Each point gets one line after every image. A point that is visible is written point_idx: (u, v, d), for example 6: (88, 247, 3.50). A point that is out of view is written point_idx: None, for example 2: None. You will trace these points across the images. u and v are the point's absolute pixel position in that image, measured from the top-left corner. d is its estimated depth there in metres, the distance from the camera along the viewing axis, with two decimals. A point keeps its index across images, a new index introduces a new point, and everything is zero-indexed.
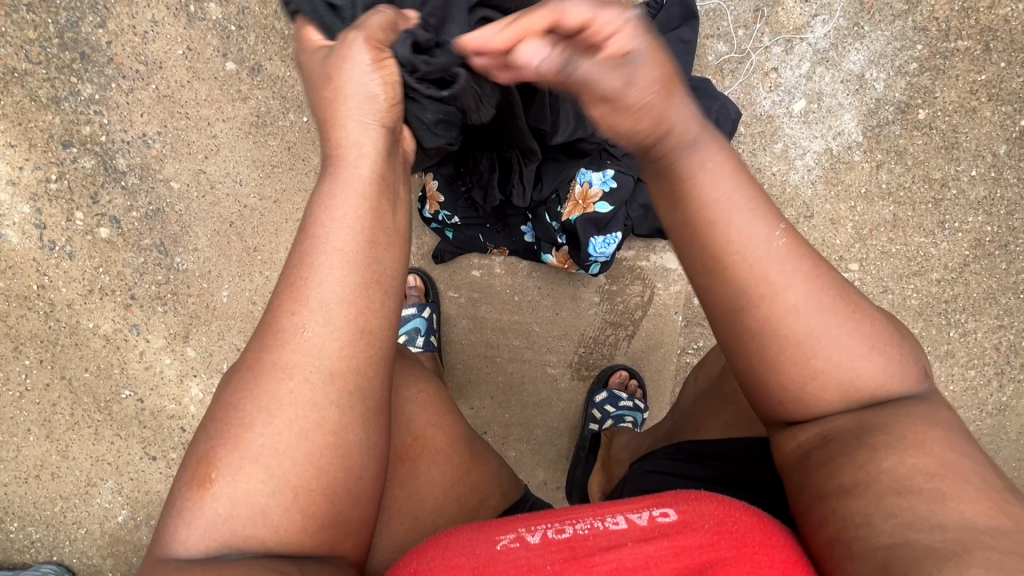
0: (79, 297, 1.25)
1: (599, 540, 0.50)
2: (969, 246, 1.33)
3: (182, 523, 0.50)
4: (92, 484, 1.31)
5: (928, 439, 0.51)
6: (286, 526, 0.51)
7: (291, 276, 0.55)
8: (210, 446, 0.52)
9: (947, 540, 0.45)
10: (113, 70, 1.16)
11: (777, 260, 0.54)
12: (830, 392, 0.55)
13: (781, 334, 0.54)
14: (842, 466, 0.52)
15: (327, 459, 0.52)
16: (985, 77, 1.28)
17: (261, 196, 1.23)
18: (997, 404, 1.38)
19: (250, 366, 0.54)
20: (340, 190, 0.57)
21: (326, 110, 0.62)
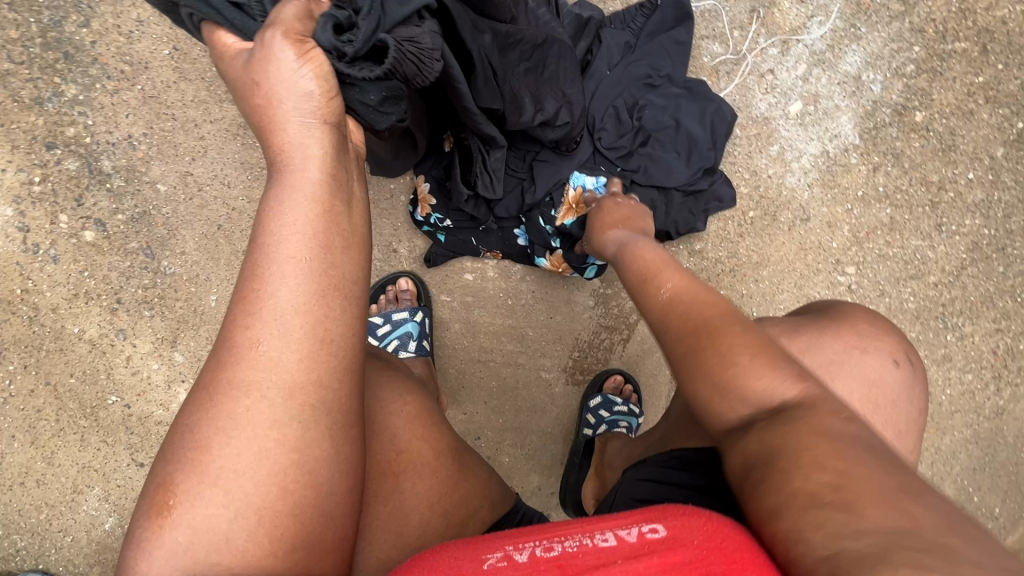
0: (64, 301, 1.22)
1: (588, 558, 0.48)
2: (966, 250, 1.32)
3: (143, 555, 0.48)
4: (78, 491, 1.29)
5: (822, 451, 0.50)
6: (253, 550, 0.49)
7: (245, 290, 0.54)
8: (168, 473, 0.50)
9: (869, 545, 0.42)
10: (98, 70, 1.14)
11: (673, 301, 0.70)
12: (726, 405, 0.60)
13: (674, 351, 0.66)
14: (762, 491, 0.52)
15: (292, 478, 0.51)
16: (982, 79, 1.27)
17: (250, 199, 1.20)
18: (994, 408, 1.37)
19: (206, 386, 0.52)
20: (288, 197, 0.56)
21: (263, 117, 0.60)
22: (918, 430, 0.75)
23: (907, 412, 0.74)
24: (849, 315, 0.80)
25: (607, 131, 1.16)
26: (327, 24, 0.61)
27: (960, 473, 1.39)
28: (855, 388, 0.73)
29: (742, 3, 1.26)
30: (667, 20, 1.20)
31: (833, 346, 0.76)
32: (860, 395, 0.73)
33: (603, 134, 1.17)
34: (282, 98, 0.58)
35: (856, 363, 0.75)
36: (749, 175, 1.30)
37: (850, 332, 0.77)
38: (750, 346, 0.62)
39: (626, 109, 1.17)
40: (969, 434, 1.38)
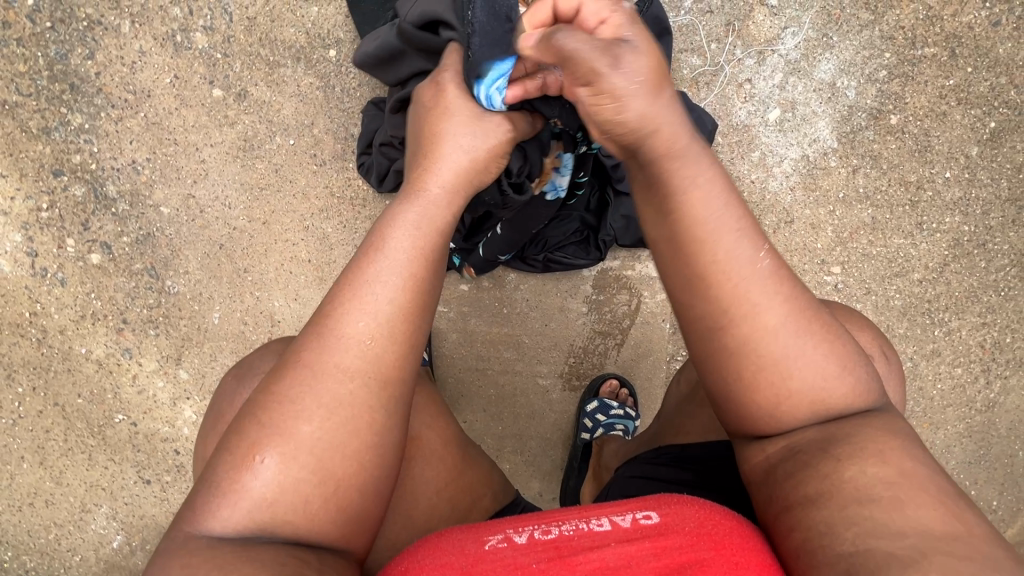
0: (72, 323, 1.26)
1: (583, 541, 0.51)
2: (947, 246, 1.36)
3: (226, 501, 0.51)
4: (87, 509, 1.31)
5: (887, 450, 0.54)
6: (321, 518, 0.53)
7: (357, 282, 0.58)
8: (260, 434, 0.53)
9: (906, 546, 0.48)
10: (103, 100, 1.19)
11: (759, 284, 0.58)
12: (782, 392, 0.59)
13: (758, 353, 0.58)
14: (809, 476, 0.55)
15: (367, 457, 0.55)
16: (953, 82, 1.32)
17: (250, 218, 1.24)
18: (986, 401, 1.40)
19: (309, 362, 0.56)
20: (421, 226, 0.63)
21: (436, 148, 0.71)
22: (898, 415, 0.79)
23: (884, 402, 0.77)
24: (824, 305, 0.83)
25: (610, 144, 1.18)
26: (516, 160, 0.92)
27: (954, 466, 1.41)
28: None
29: (718, 16, 1.31)
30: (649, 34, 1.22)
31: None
32: None
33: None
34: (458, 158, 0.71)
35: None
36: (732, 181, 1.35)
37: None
38: (830, 345, 0.59)
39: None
40: (962, 428, 1.40)
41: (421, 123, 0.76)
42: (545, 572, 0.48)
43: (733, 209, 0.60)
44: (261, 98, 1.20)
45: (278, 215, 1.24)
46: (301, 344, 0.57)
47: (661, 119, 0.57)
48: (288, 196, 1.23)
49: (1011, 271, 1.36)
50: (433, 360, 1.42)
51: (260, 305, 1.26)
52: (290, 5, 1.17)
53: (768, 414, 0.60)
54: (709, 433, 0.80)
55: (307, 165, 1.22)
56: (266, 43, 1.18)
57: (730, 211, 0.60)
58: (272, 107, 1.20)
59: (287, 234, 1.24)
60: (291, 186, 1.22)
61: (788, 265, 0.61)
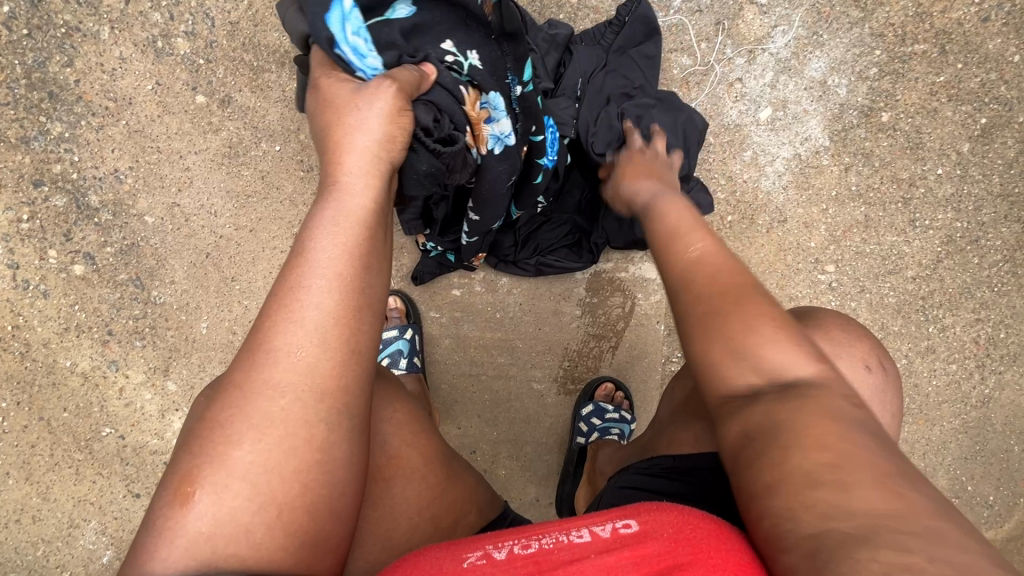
0: (55, 336, 1.24)
1: (563, 553, 0.49)
2: (940, 243, 1.36)
3: (164, 540, 0.49)
4: (75, 525, 1.29)
5: (828, 429, 0.50)
6: (268, 545, 0.51)
7: (283, 294, 0.58)
8: (194, 464, 0.52)
9: (857, 527, 0.43)
10: (83, 108, 1.16)
11: (696, 260, 0.69)
12: (721, 349, 0.60)
13: (692, 309, 0.65)
14: (757, 466, 0.51)
15: (313, 476, 0.54)
16: (943, 79, 1.31)
17: (237, 226, 1.21)
18: (980, 397, 1.39)
19: (239, 385, 0.55)
20: (341, 223, 0.62)
21: (339, 140, 0.69)
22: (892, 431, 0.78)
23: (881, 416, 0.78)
24: (822, 321, 0.83)
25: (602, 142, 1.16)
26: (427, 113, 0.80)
27: (952, 463, 1.41)
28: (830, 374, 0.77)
29: (707, 15, 1.30)
30: (637, 35, 1.23)
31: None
32: None
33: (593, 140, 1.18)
34: (369, 138, 0.69)
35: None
36: (725, 181, 1.34)
37: (824, 338, 0.79)
38: (767, 315, 0.61)
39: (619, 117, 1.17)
40: (958, 424, 1.40)
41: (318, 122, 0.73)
42: None
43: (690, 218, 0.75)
44: (246, 104, 1.17)
45: (265, 222, 1.21)
46: (230, 370, 0.57)
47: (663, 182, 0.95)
48: (276, 203, 1.21)
49: (1004, 267, 1.36)
50: (425, 366, 1.40)
51: (248, 313, 1.24)
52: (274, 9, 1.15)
53: (710, 376, 0.61)
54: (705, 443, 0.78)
55: (294, 173, 1.20)
56: (250, 48, 1.15)
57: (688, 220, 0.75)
58: (258, 113, 1.18)
59: (274, 242, 1.22)
60: (278, 193, 1.20)
61: (732, 254, 0.69)
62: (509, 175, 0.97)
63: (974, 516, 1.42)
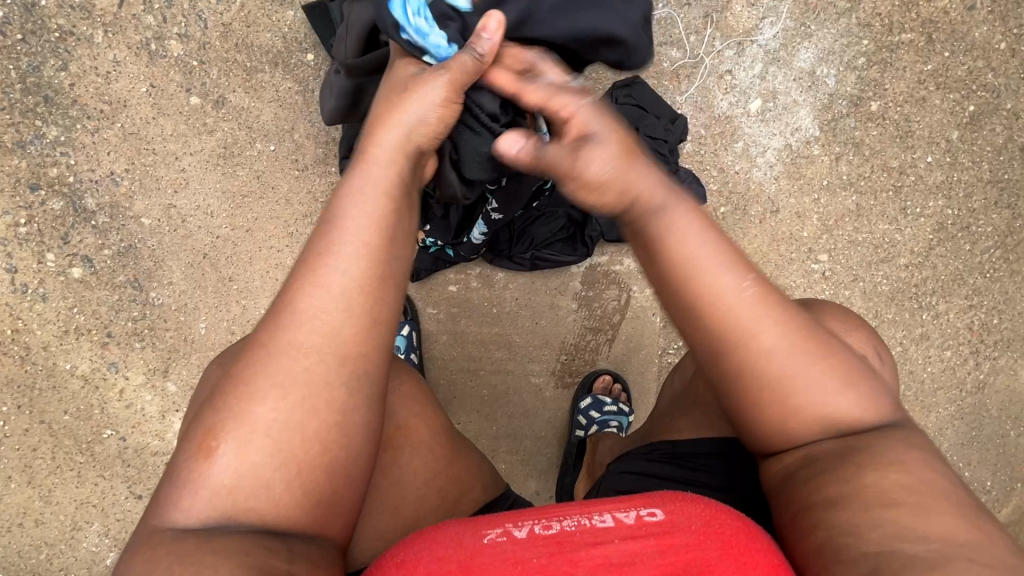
0: (55, 339, 1.24)
1: (586, 536, 0.49)
2: (932, 231, 1.37)
3: (186, 491, 0.51)
4: (78, 527, 1.30)
5: (907, 459, 0.55)
6: (285, 501, 0.52)
7: (310, 258, 0.58)
8: (218, 419, 0.53)
9: (931, 549, 0.48)
10: (78, 111, 1.16)
11: (747, 311, 0.60)
12: (796, 416, 0.60)
13: (754, 376, 0.60)
14: (828, 479, 0.56)
15: (331, 438, 0.54)
16: (931, 67, 1.32)
17: (233, 226, 1.22)
18: (975, 382, 1.41)
19: (265, 343, 0.56)
20: (370, 192, 0.62)
21: (379, 114, 0.71)
22: None
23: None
24: (821, 311, 0.84)
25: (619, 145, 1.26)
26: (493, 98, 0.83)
27: (948, 449, 1.42)
28: None
29: (696, 8, 1.31)
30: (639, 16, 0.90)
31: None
32: None
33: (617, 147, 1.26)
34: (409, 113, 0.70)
35: None
36: (717, 172, 1.35)
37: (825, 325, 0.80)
38: (825, 359, 0.60)
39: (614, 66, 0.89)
40: (953, 410, 1.41)
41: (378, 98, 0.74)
42: (545, 567, 0.46)
43: (715, 244, 0.62)
44: (240, 104, 1.18)
45: (262, 222, 1.22)
46: (256, 329, 0.57)
47: (636, 181, 0.64)
48: (271, 203, 1.22)
49: (995, 253, 1.37)
50: (423, 362, 1.41)
51: (247, 313, 1.24)
52: (265, 10, 1.16)
53: (777, 429, 0.60)
54: (702, 429, 0.80)
55: (288, 172, 1.21)
56: (243, 49, 1.16)
57: (713, 246, 0.62)
58: (252, 114, 1.19)
59: (272, 241, 1.22)
60: (274, 193, 1.21)
61: (772, 287, 0.62)
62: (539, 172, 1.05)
63: None
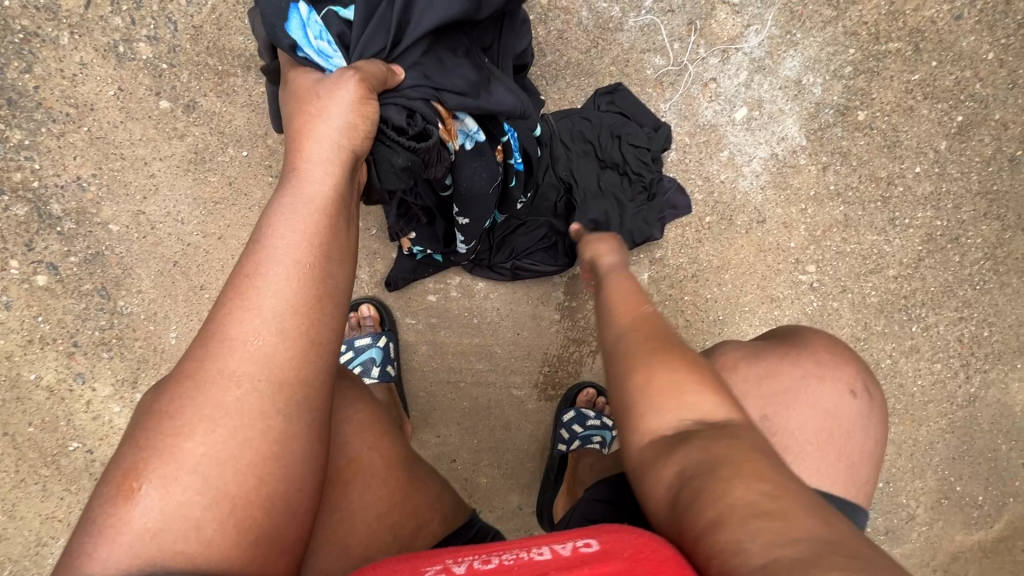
0: (19, 348, 1.21)
1: (522, 570, 0.45)
2: (920, 241, 1.35)
3: (103, 540, 0.45)
4: (43, 544, 1.25)
5: (766, 468, 0.49)
6: (220, 541, 0.47)
7: (238, 282, 0.56)
8: (139, 458, 0.48)
9: (802, 552, 0.40)
10: (43, 115, 1.13)
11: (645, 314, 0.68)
12: (671, 407, 0.56)
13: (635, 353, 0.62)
14: (703, 500, 0.47)
15: (269, 469, 0.51)
16: (918, 77, 1.31)
17: (205, 233, 1.19)
18: (966, 396, 1.38)
19: (191, 374, 0.52)
20: (302, 212, 0.60)
21: (302, 128, 0.66)
22: (880, 458, 0.78)
23: (866, 442, 0.76)
24: (809, 341, 0.82)
25: (608, 149, 1.26)
26: (399, 108, 0.74)
27: (940, 464, 1.39)
28: (809, 419, 0.76)
29: (680, 15, 1.29)
30: None
31: (790, 372, 0.78)
32: (813, 425, 0.76)
33: (603, 154, 1.26)
34: (328, 120, 0.66)
35: (811, 392, 0.77)
36: (702, 182, 1.32)
37: (809, 360, 0.79)
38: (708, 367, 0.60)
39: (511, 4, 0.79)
40: (944, 423, 1.38)
41: (287, 113, 0.70)
42: None
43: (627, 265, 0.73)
44: (211, 109, 1.15)
45: (234, 229, 1.19)
46: (182, 360, 0.54)
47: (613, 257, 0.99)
48: (244, 210, 1.19)
49: (984, 265, 1.35)
50: (401, 374, 1.37)
51: None
52: (238, 12, 1.12)
53: (645, 411, 0.57)
54: None
55: (261, 178, 1.17)
56: (214, 52, 1.13)
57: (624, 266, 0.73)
58: (223, 118, 1.15)
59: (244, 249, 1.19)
60: (246, 199, 1.18)
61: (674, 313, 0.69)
62: (488, 175, 0.90)
63: (964, 517, 1.40)
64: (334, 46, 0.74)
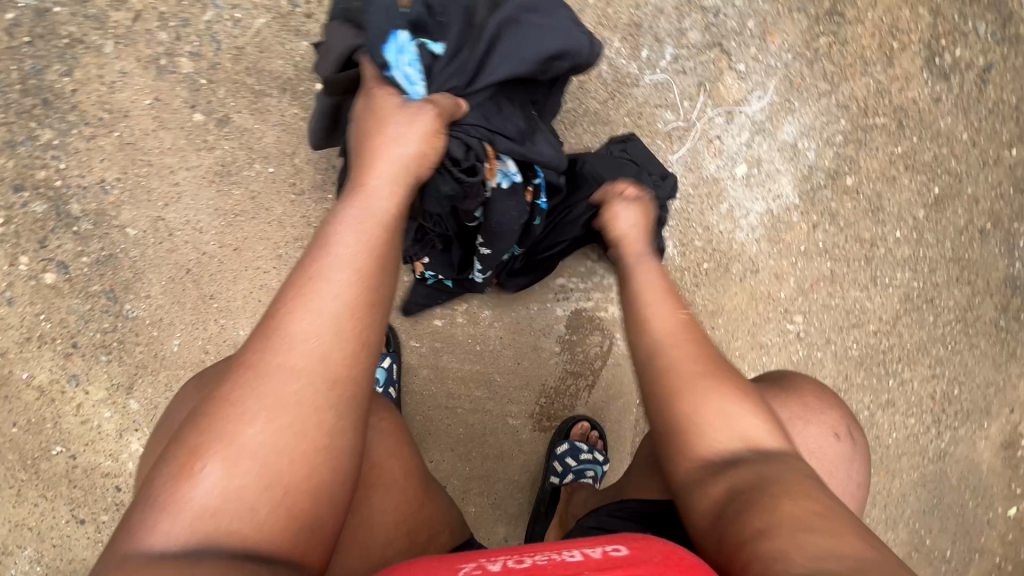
0: (15, 346, 1.19)
1: (556, 568, 0.47)
2: (899, 301, 1.44)
3: (166, 513, 0.48)
4: (7, 553, 1.21)
5: (810, 489, 0.56)
6: (270, 525, 0.50)
7: (300, 282, 0.59)
8: (202, 439, 0.51)
9: (847, 565, 0.46)
10: (76, 117, 1.15)
11: (668, 332, 0.73)
12: (720, 432, 0.63)
13: (677, 369, 0.69)
14: (752, 514, 0.54)
15: (319, 460, 0.53)
16: (901, 149, 1.43)
17: (221, 244, 1.20)
18: (937, 451, 1.45)
19: (252, 364, 0.55)
20: (364, 222, 0.64)
21: (370, 146, 0.72)
22: (859, 501, 0.84)
23: (845, 485, 0.82)
24: (799, 384, 0.87)
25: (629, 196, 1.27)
26: (461, 144, 0.81)
27: (911, 516, 1.45)
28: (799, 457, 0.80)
29: (691, 76, 1.39)
30: (583, 54, 0.87)
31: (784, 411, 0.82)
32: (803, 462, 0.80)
33: None
34: (397, 144, 0.72)
35: (800, 432, 0.81)
36: (702, 231, 1.40)
37: (798, 403, 0.84)
38: (743, 391, 0.67)
39: (569, 71, 0.90)
40: (916, 476, 1.45)
41: (356, 130, 0.76)
42: None
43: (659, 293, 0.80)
44: (244, 125, 1.18)
45: (250, 242, 1.21)
46: (243, 350, 0.57)
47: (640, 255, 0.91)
48: (263, 224, 1.21)
49: (956, 326, 1.45)
50: (400, 396, 1.38)
51: (224, 332, 1.21)
52: (281, 38, 1.18)
53: (696, 429, 0.64)
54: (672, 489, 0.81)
55: (285, 194, 1.20)
56: (254, 73, 1.17)
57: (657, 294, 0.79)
58: (254, 135, 1.19)
59: (258, 262, 1.21)
60: (266, 214, 1.20)
61: (699, 329, 0.74)
62: (518, 214, 0.95)
63: (932, 570, 1.45)
64: (419, 76, 0.79)
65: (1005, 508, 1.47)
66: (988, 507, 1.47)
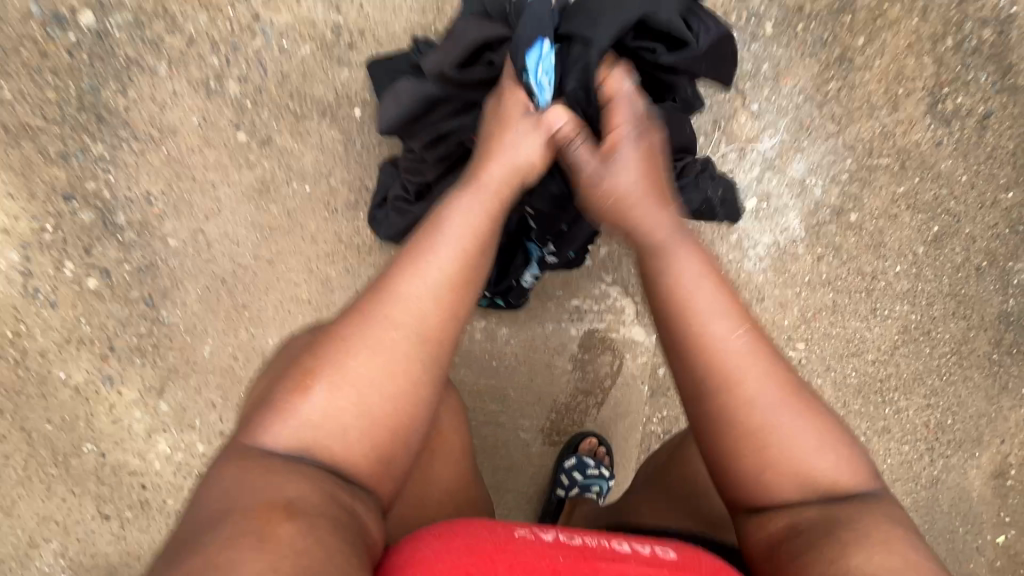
0: (55, 347, 1.24)
1: (607, 552, 0.58)
2: (897, 332, 1.51)
3: (283, 418, 0.61)
4: (35, 544, 1.27)
5: (887, 536, 0.61)
6: (357, 449, 0.61)
7: (413, 253, 0.69)
8: (318, 364, 0.63)
9: None
10: (127, 132, 1.22)
11: (732, 357, 0.71)
12: (790, 486, 0.68)
13: (754, 411, 0.69)
14: (817, 557, 0.61)
15: (404, 404, 0.63)
16: (903, 189, 1.50)
17: (257, 256, 1.26)
18: (929, 477, 1.52)
19: (365, 309, 0.66)
20: (474, 210, 0.75)
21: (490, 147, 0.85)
22: None
23: None
24: None
25: None
26: None
27: None
28: None
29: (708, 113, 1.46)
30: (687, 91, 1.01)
31: None
32: None
33: None
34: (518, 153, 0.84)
35: None
36: None
37: None
38: (813, 422, 0.70)
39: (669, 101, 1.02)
40: (907, 500, 1.52)
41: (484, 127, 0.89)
42: (571, 567, 0.55)
43: (715, 291, 0.74)
44: (285, 146, 1.25)
45: (284, 256, 1.27)
46: (359, 297, 0.68)
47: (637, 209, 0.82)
48: (296, 239, 1.27)
49: (950, 358, 1.52)
50: None
51: (254, 341, 1.27)
52: (323, 64, 1.23)
53: (761, 447, 0.69)
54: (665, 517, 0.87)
55: (320, 212, 1.26)
56: (297, 97, 1.23)
57: (712, 294, 0.74)
58: (294, 155, 1.25)
59: (290, 275, 1.27)
60: (301, 230, 1.27)
61: (763, 342, 0.73)
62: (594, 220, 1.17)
63: None
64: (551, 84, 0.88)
65: (994, 535, 1.53)
66: (976, 533, 1.53)
